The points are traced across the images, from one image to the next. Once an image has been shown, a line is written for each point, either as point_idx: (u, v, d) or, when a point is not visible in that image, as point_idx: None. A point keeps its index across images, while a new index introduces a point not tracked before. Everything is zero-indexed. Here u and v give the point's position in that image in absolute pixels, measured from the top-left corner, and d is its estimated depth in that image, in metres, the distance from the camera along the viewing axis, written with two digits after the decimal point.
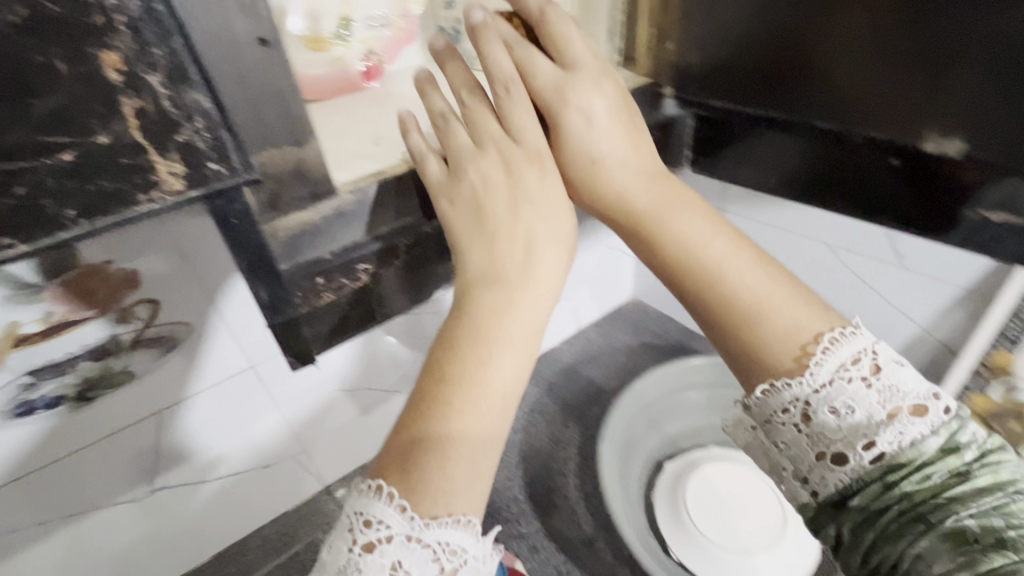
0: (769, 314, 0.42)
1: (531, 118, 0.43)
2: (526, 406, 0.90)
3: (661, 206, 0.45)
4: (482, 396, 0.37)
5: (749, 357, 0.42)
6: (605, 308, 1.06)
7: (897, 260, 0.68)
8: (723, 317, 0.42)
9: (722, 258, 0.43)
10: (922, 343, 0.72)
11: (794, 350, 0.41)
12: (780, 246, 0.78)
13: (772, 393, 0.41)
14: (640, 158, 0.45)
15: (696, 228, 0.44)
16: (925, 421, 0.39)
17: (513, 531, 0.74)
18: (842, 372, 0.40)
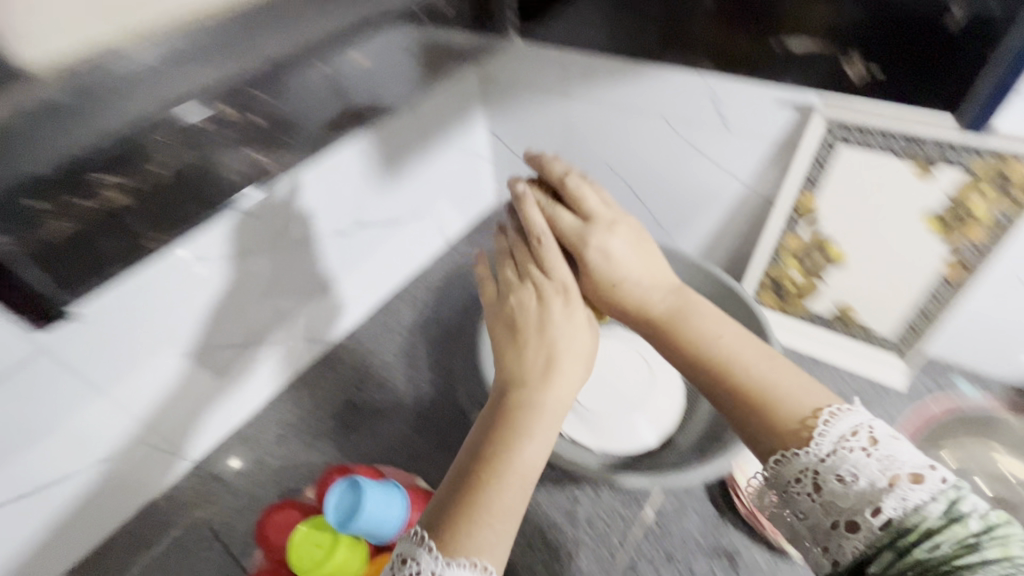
0: (778, 395, 0.44)
1: (564, 262, 0.55)
2: (407, 329, 0.91)
3: (672, 308, 0.51)
4: (512, 464, 0.44)
5: (755, 424, 0.44)
6: (467, 215, 1.07)
7: (720, 123, 0.73)
8: (732, 394, 0.46)
9: (726, 345, 0.48)
10: (745, 200, 0.80)
11: (795, 417, 0.42)
12: (617, 127, 0.83)
13: (786, 460, 0.42)
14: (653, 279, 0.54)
15: (705, 326, 0.49)
16: (925, 487, 0.37)
17: (409, 453, 0.76)
18: (845, 442, 0.40)
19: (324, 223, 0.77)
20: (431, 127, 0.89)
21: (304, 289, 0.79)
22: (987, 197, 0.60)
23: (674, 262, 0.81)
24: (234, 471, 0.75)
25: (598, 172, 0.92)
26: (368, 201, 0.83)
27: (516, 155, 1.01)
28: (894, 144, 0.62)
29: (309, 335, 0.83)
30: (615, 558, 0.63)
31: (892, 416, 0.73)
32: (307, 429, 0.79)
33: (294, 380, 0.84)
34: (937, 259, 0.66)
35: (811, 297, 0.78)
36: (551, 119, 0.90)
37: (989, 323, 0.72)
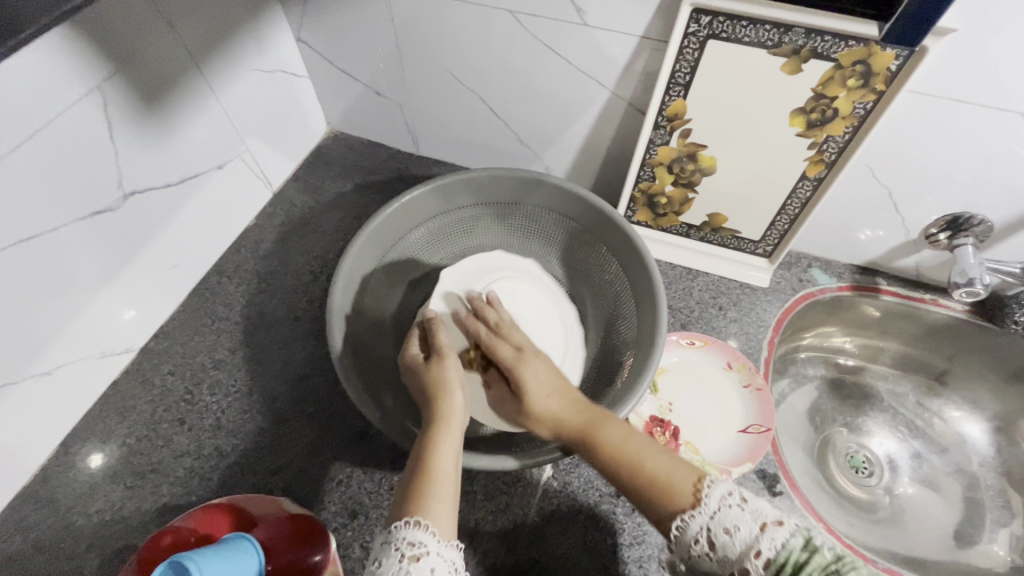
0: (670, 478, 0.43)
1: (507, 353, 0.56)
2: (238, 313, 0.73)
3: (586, 420, 0.49)
4: (444, 482, 0.45)
5: (653, 497, 0.43)
6: (292, 153, 0.86)
7: (577, 15, 0.60)
8: (634, 483, 0.44)
9: (631, 447, 0.46)
10: (614, 109, 0.70)
11: (683, 495, 0.42)
12: (455, 25, 0.67)
13: (684, 526, 0.40)
14: (565, 396, 0.52)
15: (616, 436, 0.47)
16: (787, 527, 0.38)
17: (270, 467, 0.62)
18: (727, 500, 0.40)
19: (63, 200, 0.55)
20: (206, 40, 0.65)
21: (64, 294, 0.58)
22: (851, 91, 0.56)
23: (543, 190, 0.71)
24: (28, 548, 0.57)
25: (441, 84, 0.76)
26: (129, 158, 0.60)
27: (340, 70, 0.81)
28: (764, 35, 0.54)
29: (95, 349, 0.63)
30: (519, 527, 0.59)
31: (763, 318, 0.74)
32: (125, 468, 0.62)
33: (96, 408, 0.65)
34: (802, 159, 0.63)
35: (684, 209, 0.74)
36: (371, 18, 0.71)
37: (842, 214, 0.72)
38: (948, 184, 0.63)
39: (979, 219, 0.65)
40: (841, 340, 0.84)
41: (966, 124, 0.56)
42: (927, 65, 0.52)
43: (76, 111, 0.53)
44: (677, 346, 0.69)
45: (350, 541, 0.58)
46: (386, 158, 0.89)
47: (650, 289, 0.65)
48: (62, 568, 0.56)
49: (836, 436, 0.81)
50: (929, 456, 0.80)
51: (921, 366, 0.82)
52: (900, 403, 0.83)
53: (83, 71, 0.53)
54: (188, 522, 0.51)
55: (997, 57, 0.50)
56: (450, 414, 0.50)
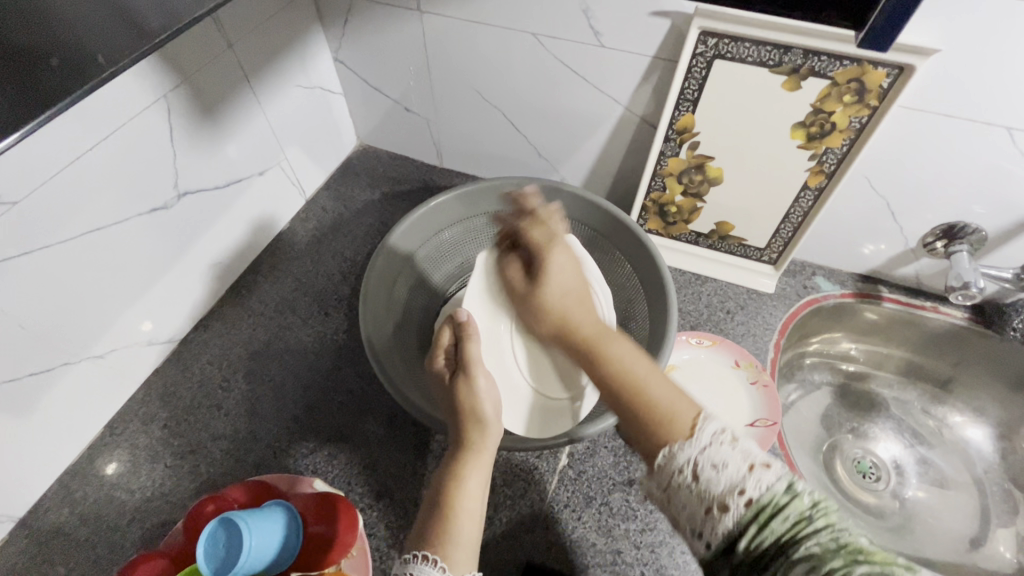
0: (671, 405, 0.41)
1: (562, 263, 0.55)
2: (271, 308, 0.78)
3: (597, 334, 0.47)
4: (466, 514, 0.45)
5: (647, 416, 0.41)
6: (326, 163, 0.92)
7: (594, 37, 0.66)
8: (630, 400, 0.42)
9: (638, 368, 0.44)
10: (627, 124, 0.75)
11: (682, 425, 0.40)
12: (482, 45, 0.73)
13: (671, 455, 0.39)
14: (583, 299, 0.52)
15: (621, 354, 0.45)
16: (775, 470, 0.37)
17: (301, 450, 0.66)
18: (718, 437, 0.39)
19: (127, 196, 0.60)
20: (256, 58, 0.71)
21: (120, 283, 0.63)
22: (847, 106, 0.60)
23: (560, 197, 0.76)
24: (75, 520, 0.61)
25: (467, 100, 0.82)
26: (185, 160, 0.66)
27: (373, 87, 0.87)
28: (765, 55, 0.59)
29: (142, 337, 0.68)
30: (536, 513, 0.62)
31: (769, 322, 0.78)
32: (166, 449, 0.66)
33: (139, 392, 0.70)
34: (803, 170, 0.68)
35: (692, 218, 0.78)
36: (405, 39, 0.77)
37: (843, 224, 0.76)
38: (942, 195, 0.67)
39: (973, 228, 0.69)
40: (847, 346, 0.87)
41: (955, 137, 0.61)
42: (916, 82, 0.57)
43: (146, 116, 0.59)
44: (688, 344, 0.73)
45: (374, 521, 0.61)
46: (411, 169, 0.95)
47: (661, 289, 0.69)
48: (106, 538, 0.60)
49: (842, 440, 0.84)
50: (934, 462, 0.82)
51: (924, 373, 0.85)
52: (905, 409, 0.85)
53: (154, 82, 0.59)
54: (236, 492, 0.55)
55: (980, 77, 0.55)
56: (479, 446, 0.50)
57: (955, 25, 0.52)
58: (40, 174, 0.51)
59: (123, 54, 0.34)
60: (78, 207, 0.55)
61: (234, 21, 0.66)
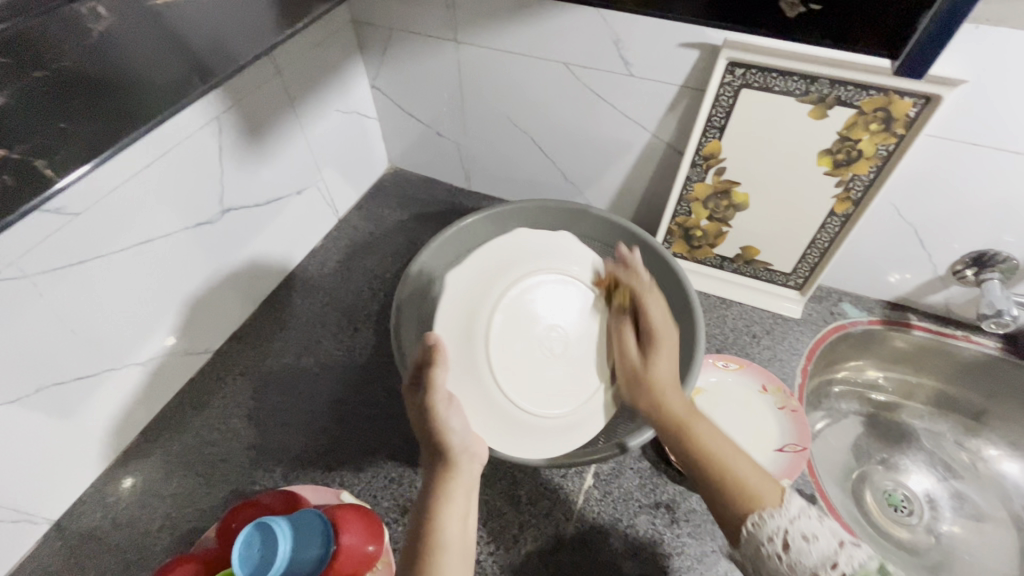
0: (759, 486, 0.46)
1: (665, 362, 0.55)
2: (303, 322, 0.80)
3: (688, 414, 0.52)
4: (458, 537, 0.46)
5: (728, 481, 0.47)
6: (358, 184, 0.96)
7: (625, 67, 0.69)
8: (716, 475, 0.47)
9: (726, 451, 0.49)
10: (654, 149, 0.77)
11: (760, 501, 0.45)
12: (515, 74, 0.76)
13: (762, 522, 0.44)
14: (687, 401, 0.53)
15: (711, 437, 0.50)
16: (863, 549, 0.42)
17: (329, 462, 0.67)
18: (806, 511, 0.44)
19: (177, 211, 0.63)
20: (301, 83, 0.75)
21: (163, 296, 0.65)
22: (874, 134, 0.62)
23: (587, 220, 0.77)
24: (107, 524, 0.63)
25: (497, 125, 0.85)
26: (230, 178, 0.69)
27: (406, 112, 0.91)
28: (792, 85, 0.61)
29: (179, 348, 0.70)
30: (561, 533, 0.62)
31: (796, 346, 0.78)
32: (197, 457, 0.67)
33: (172, 402, 0.72)
34: (829, 197, 0.68)
35: (717, 242, 0.79)
36: (440, 68, 0.81)
37: (869, 251, 0.77)
38: (969, 224, 0.67)
39: (1003, 256, 0.68)
40: (875, 374, 0.86)
41: (984, 167, 0.61)
42: (942, 113, 0.58)
43: (200, 135, 0.63)
44: (713, 367, 0.73)
45: (398, 535, 0.61)
46: (440, 192, 0.98)
47: (688, 311, 0.69)
48: (136, 544, 0.61)
49: (872, 471, 0.82)
50: (968, 495, 0.79)
51: (956, 404, 0.83)
52: (937, 441, 0.83)
53: (210, 104, 0.63)
54: (270, 497, 0.56)
55: (1007, 108, 0.56)
56: (458, 469, 0.49)
57: (982, 57, 0.53)
58: (101, 187, 0.54)
59: (203, 78, 0.36)
60: (129, 219, 0.58)
61: (284, 50, 0.70)
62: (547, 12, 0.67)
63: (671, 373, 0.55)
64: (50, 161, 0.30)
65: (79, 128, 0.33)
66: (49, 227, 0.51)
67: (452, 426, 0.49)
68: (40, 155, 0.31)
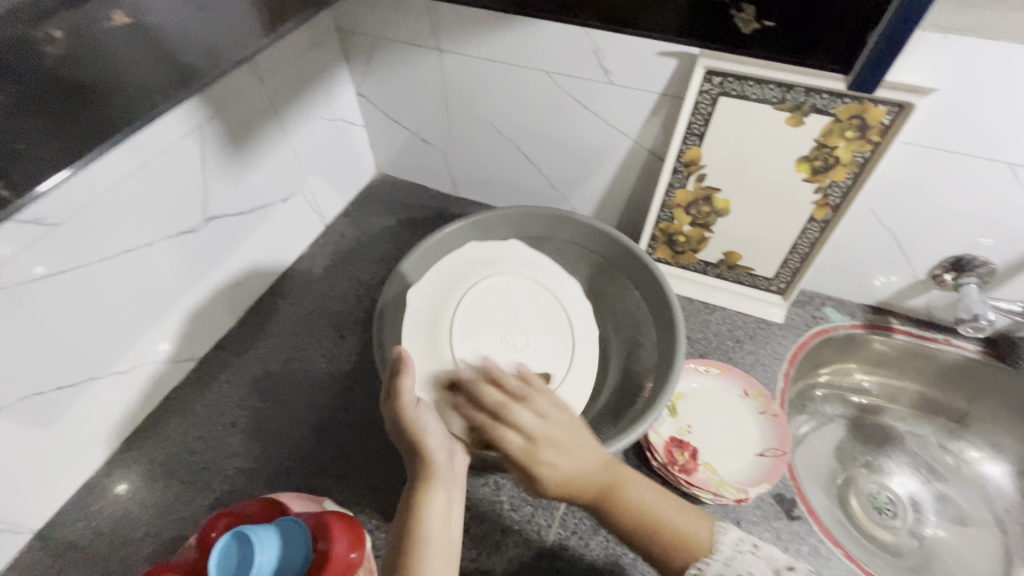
0: (687, 526, 0.47)
1: (557, 447, 0.50)
2: (289, 329, 0.80)
3: (607, 483, 0.50)
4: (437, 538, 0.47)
5: (659, 535, 0.47)
6: (345, 190, 0.96)
7: (605, 75, 0.70)
8: (643, 531, 0.48)
9: (653, 502, 0.49)
10: (637, 156, 0.77)
11: (695, 546, 0.46)
12: (498, 82, 0.77)
13: (700, 573, 0.45)
14: (592, 459, 0.50)
15: (639, 497, 0.49)
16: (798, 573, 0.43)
17: (312, 469, 0.67)
18: (740, 546, 0.45)
19: (160, 219, 0.64)
20: (285, 91, 0.76)
21: (147, 304, 0.66)
22: (850, 141, 0.62)
23: (569, 226, 0.78)
24: (90, 533, 0.63)
25: (482, 132, 0.86)
26: (214, 186, 0.70)
27: (392, 120, 0.92)
28: (769, 93, 0.62)
29: (163, 356, 0.71)
30: (543, 539, 0.62)
31: (778, 351, 0.78)
32: (180, 465, 0.67)
33: (157, 410, 0.72)
34: (808, 203, 0.69)
35: (700, 247, 0.80)
36: (424, 76, 0.82)
37: (850, 256, 0.77)
38: (947, 230, 0.68)
39: (980, 261, 0.69)
40: (859, 377, 0.86)
41: (960, 172, 0.62)
42: (915, 120, 0.59)
43: (182, 144, 0.63)
44: (695, 372, 0.74)
45: (381, 542, 0.61)
46: (427, 198, 0.99)
47: (669, 317, 0.70)
48: (119, 553, 0.61)
49: (856, 474, 0.82)
50: (952, 498, 0.80)
51: (939, 407, 0.84)
52: (920, 444, 0.84)
53: (192, 114, 0.63)
54: (250, 506, 0.56)
55: (979, 116, 0.57)
56: (435, 473, 0.50)
57: (952, 66, 0.54)
58: (82, 197, 0.54)
59: (174, 93, 0.37)
60: (112, 227, 0.59)
61: (267, 59, 0.71)
62: (528, 20, 0.68)
63: (579, 444, 0.51)
64: (19, 175, 0.31)
65: (47, 143, 0.33)
66: (29, 236, 0.51)
67: (427, 431, 0.51)
68: (10, 170, 0.31)
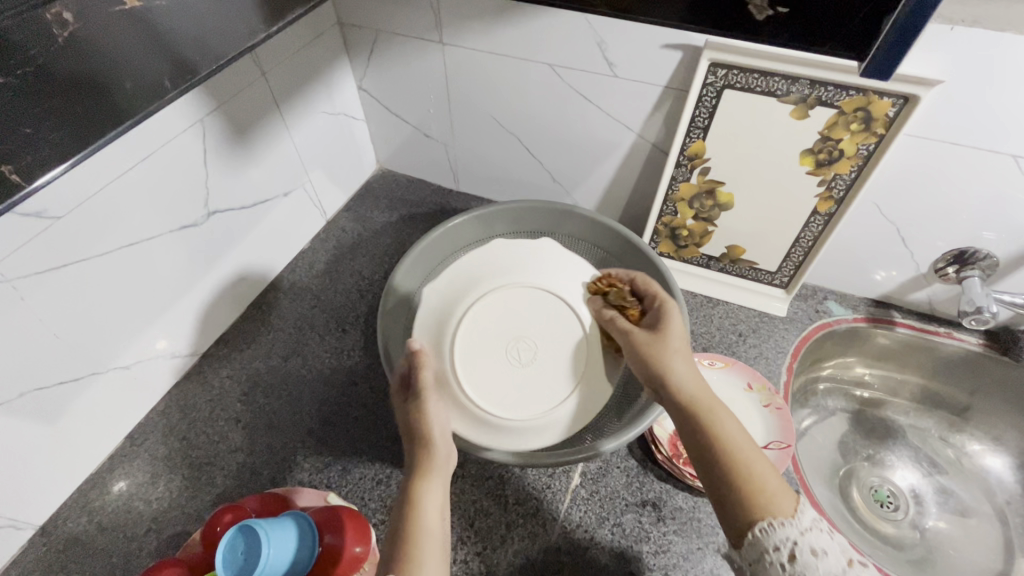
0: (777, 489, 0.43)
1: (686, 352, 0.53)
2: (291, 324, 0.80)
3: (710, 403, 0.48)
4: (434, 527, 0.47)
5: (744, 476, 0.44)
6: (346, 185, 0.96)
7: (609, 68, 0.69)
8: (729, 466, 0.44)
9: (747, 450, 0.45)
10: (640, 150, 0.77)
11: (780, 506, 0.42)
12: (501, 75, 0.77)
13: (770, 531, 0.41)
14: (704, 386, 0.50)
15: (734, 432, 0.46)
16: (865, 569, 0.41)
17: (316, 464, 0.67)
18: (818, 524, 0.41)
19: (162, 213, 0.63)
20: (287, 85, 0.75)
21: (149, 299, 0.65)
22: (854, 134, 0.62)
23: (573, 220, 0.78)
24: (92, 529, 0.62)
25: (484, 126, 0.85)
26: (215, 180, 0.69)
27: (394, 114, 0.91)
28: (774, 85, 0.62)
29: (165, 351, 0.70)
30: (548, 532, 0.62)
31: (781, 344, 0.78)
32: (182, 461, 0.67)
33: (159, 405, 0.71)
34: (812, 196, 0.69)
35: (703, 241, 0.80)
36: (426, 69, 0.81)
37: (853, 249, 0.77)
38: (950, 223, 0.68)
39: (983, 254, 0.69)
40: (861, 371, 0.87)
41: (964, 165, 0.62)
42: (920, 112, 0.59)
43: (183, 137, 0.63)
44: (699, 365, 0.74)
45: (386, 537, 0.61)
46: (429, 194, 0.98)
47: None
48: (122, 548, 0.61)
49: (858, 467, 0.82)
50: (953, 491, 0.80)
51: (940, 400, 0.84)
52: (921, 437, 0.84)
53: (194, 106, 0.62)
54: (256, 501, 0.56)
55: (983, 109, 0.57)
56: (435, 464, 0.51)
57: (958, 59, 0.54)
58: (84, 191, 0.54)
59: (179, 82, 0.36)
60: (113, 222, 0.58)
61: (269, 52, 0.70)
62: (532, 13, 0.68)
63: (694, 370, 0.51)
64: (26, 166, 0.30)
65: (51, 132, 0.32)
66: (30, 230, 0.51)
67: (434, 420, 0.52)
68: (14, 159, 0.30)
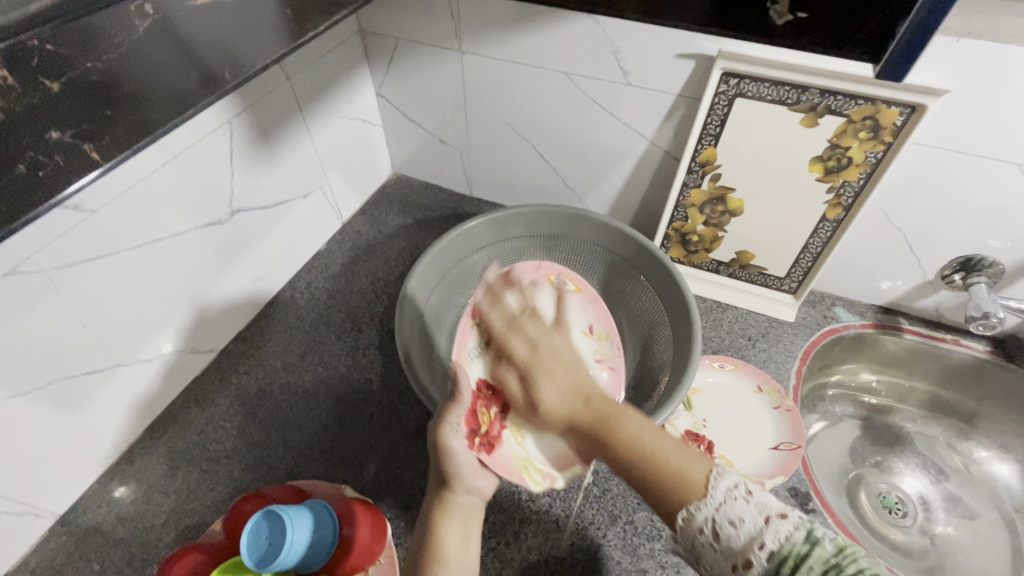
0: (684, 463, 0.42)
1: (551, 381, 0.56)
2: (307, 322, 0.81)
3: (607, 416, 0.50)
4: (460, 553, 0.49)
5: (660, 476, 0.42)
6: (363, 189, 0.98)
7: (623, 76, 0.71)
8: (643, 470, 0.44)
9: (651, 442, 0.45)
10: (652, 156, 0.79)
11: (694, 483, 0.40)
12: (517, 82, 0.79)
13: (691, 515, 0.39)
14: (593, 397, 0.53)
15: (636, 430, 0.47)
16: (791, 518, 0.37)
17: (332, 459, 0.68)
18: (733, 491, 0.39)
19: (190, 211, 0.65)
20: (310, 89, 0.78)
21: (173, 294, 0.67)
22: (863, 142, 0.64)
23: (585, 224, 0.79)
24: (112, 519, 0.63)
25: (499, 132, 0.87)
26: (240, 180, 0.71)
27: (411, 120, 0.93)
28: (785, 94, 0.64)
29: (185, 346, 0.72)
30: (560, 528, 0.62)
31: (790, 350, 0.79)
32: (199, 455, 0.68)
33: (178, 399, 0.73)
34: (821, 203, 0.71)
35: (713, 246, 0.81)
36: (444, 76, 0.84)
37: (860, 256, 0.79)
38: (956, 230, 0.70)
39: (989, 261, 0.71)
40: (868, 377, 0.87)
41: (969, 173, 0.64)
42: (926, 121, 0.61)
43: (212, 137, 0.65)
44: (710, 367, 0.75)
45: (401, 531, 0.62)
46: (443, 198, 1.00)
47: (684, 313, 0.71)
48: (141, 538, 0.62)
49: (866, 474, 0.83)
50: (962, 498, 0.80)
51: (947, 407, 0.85)
52: (930, 444, 0.85)
53: (223, 109, 0.65)
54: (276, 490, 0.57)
55: (987, 118, 0.58)
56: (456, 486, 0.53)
57: (962, 69, 0.56)
58: (118, 186, 0.56)
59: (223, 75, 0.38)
60: (144, 218, 0.60)
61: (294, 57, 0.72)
62: (548, 22, 0.70)
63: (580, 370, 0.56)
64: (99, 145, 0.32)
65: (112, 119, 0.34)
66: (67, 222, 0.52)
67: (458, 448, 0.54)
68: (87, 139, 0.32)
